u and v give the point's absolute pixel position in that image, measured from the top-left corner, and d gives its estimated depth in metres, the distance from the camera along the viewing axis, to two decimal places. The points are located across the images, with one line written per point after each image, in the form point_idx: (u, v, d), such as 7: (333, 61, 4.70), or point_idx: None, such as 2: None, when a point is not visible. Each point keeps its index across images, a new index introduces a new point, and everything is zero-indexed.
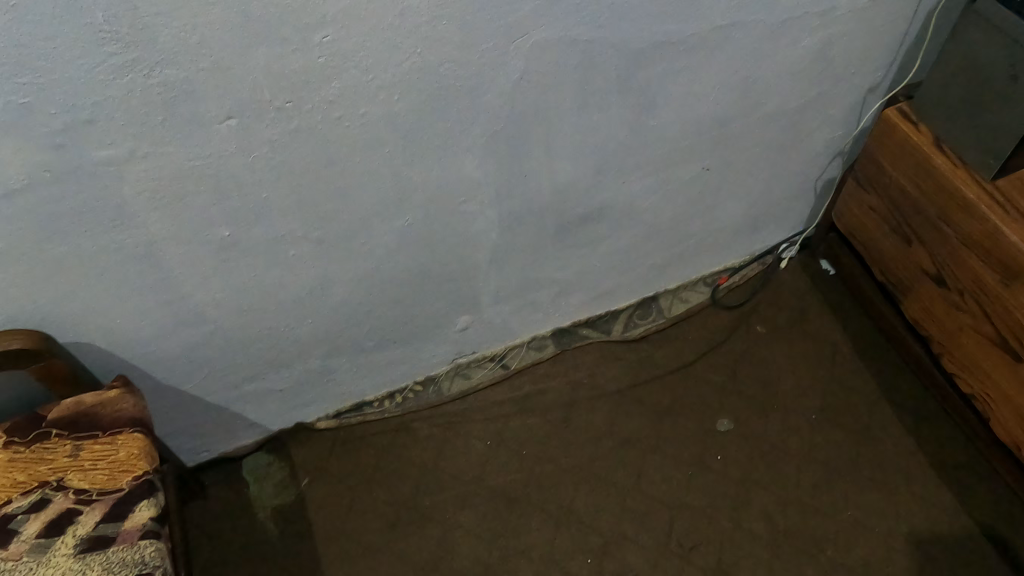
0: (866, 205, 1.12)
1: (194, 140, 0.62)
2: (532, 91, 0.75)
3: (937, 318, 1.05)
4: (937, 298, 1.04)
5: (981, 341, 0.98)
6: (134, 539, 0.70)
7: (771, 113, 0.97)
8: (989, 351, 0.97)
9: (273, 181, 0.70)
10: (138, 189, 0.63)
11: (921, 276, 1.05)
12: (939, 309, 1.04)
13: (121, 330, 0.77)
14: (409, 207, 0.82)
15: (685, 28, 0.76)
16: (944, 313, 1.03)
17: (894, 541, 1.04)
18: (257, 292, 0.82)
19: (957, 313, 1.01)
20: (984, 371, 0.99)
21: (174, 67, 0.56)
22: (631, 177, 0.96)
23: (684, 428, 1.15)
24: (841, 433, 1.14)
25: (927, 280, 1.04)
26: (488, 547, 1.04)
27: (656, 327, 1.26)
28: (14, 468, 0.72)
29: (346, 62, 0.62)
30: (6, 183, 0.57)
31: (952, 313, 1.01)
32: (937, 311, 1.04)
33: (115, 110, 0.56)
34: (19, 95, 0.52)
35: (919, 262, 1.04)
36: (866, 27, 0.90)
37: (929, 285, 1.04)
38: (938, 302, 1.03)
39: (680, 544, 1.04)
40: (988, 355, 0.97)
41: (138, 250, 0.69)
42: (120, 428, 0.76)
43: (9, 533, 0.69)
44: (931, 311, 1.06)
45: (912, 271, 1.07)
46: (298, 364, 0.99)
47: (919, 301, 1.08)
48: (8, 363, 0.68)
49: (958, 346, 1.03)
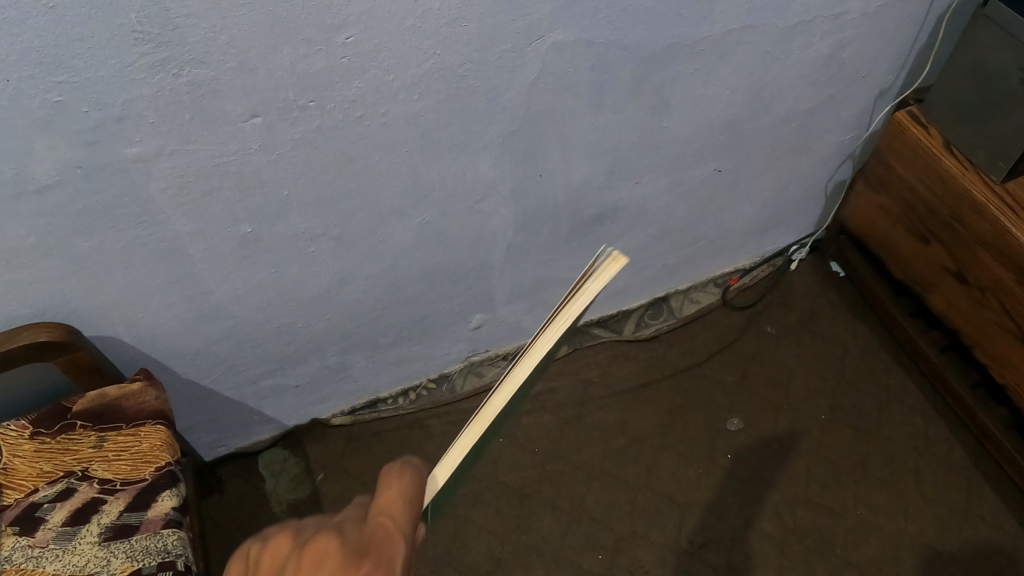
0: (876, 205, 1.14)
1: (219, 138, 0.63)
2: (548, 92, 0.76)
3: (965, 313, 1.05)
4: (962, 295, 1.04)
5: (1006, 337, 0.98)
6: (157, 529, 0.72)
7: (783, 115, 0.98)
8: (1017, 347, 0.97)
9: (295, 178, 0.71)
10: (164, 186, 0.65)
11: (944, 274, 1.06)
12: (966, 305, 1.04)
13: (144, 324, 0.79)
14: (426, 205, 0.83)
15: (698, 31, 0.78)
16: (970, 308, 1.03)
17: (903, 541, 1.05)
18: (276, 289, 0.84)
19: (982, 310, 1.01)
20: (1015, 365, 0.99)
21: (202, 66, 0.57)
22: (644, 178, 0.97)
23: (694, 427, 1.16)
24: (851, 434, 1.15)
25: (950, 277, 1.05)
26: (501, 543, 1.06)
27: (667, 327, 1.26)
28: (40, 458, 0.74)
29: (369, 61, 0.63)
30: (39, 179, 0.59)
31: (976, 310, 1.02)
32: (961, 308, 1.05)
33: (145, 109, 0.58)
34: (53, 93, 0.54)
35: (939, 260, 1.05)
36: (879, 31, 0.91)
37: (952, 282, 1.04)
38: (961, 299, 1.04)
39: (691, 541, 1.06)
40: (1014, 349, 0.98)
41: (163, 245, 0.71)
42: (143, 420, 0.78)
43: (34, 521, 0.70)
44: (958, 308, 1.06)
45: (935, 269, 1.07)
46: (315, 359, 1.00)
47: (946, 298, 1.08)
48: (35, 355, 0.70)
49: (986, 341, 1.03)
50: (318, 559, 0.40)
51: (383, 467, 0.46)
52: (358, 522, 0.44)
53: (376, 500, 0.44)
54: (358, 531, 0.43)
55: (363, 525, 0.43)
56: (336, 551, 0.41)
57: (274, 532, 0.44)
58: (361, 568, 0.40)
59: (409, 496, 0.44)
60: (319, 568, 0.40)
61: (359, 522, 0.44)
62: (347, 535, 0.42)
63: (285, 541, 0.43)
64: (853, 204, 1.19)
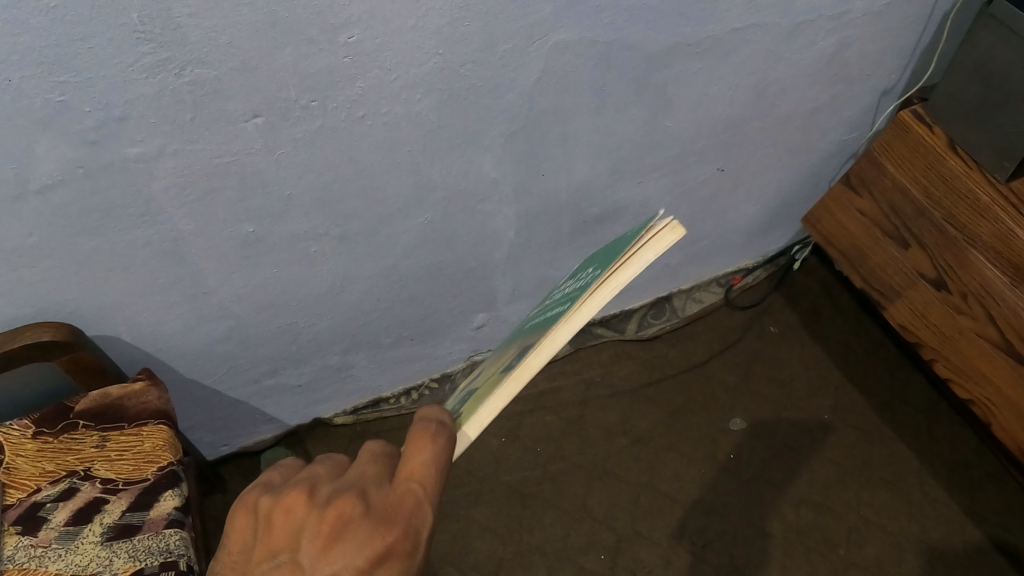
0: (855, 207, 1.14)
1: (221, 138, 0.63)
2: (551, 91, 0.76)
3: (935, 321, 1.06)
4: (937, 301, 1.05)
5: (981, 345, 1.00)
6: (159, 529, 0.72)
7: (787, 114, 0.97)
8: (991, 355, 0.98)
9: (297, 178, 0.71)
10: (166, 185, 0.65)
11: (920, 279, 1.07)
12: (938, 312, 1.05)
13: (147, 323, 0.79)
14: (428, 205, 0.83)
15: (702, 30, 0.77)
16: (945, 315, 1.04)
17: (906, 541, 1.05)
18: (278, 288, 0.84)
19: (958, 317, 1.02)
20: (984, 375, 1.01)
21: (204, 66, 0.57)
22: (646, 177, 0.97)
23: (696, 427, 1.16)
24: (854, 434, 1.15)
25: (926, 283, 1.06)
26: (503, 542, 1.06)
27: (670, 327, 1.26)
28: (43, 457, 0.74)
29: (371, 61, 0.63)
30: (41, 178, 0.59)
31: (951, 317, 1.03)
32: (933, 315, 1.06)
33: (147, 109, 0.58)
34: (55, 93, 0.53)
35: (918, 264, 1.06)
36: (883, 30, 0.90)
37: (927, 287, 1.06)
38: (935, 306, 1.05)
39: (693, 541, 1.06)
40: (991, 359, 0.99)
41: (166, 245, 0.71)
42: (146, 420, 0.79)
43: (37, 520, 0.70)
44: (929, 315, 1.07)
45: (910, 274, 1.08)
46: (317, 359, 1.00)
47: (916, 305, 1.09)
48: (39, 354, 0.70)
49: (956, 350, 1.04)
50: (341, 525, 0.40)
51: (411, 426, 0.45)
52: (380, 483, 0.44)
53: (403, 464, 0.44)
54: (383, 492, 0.43)
55: (388, 485, 0.43)
56: (361, 518, 0.41)
57: (288, 489, 0.43)
58: (389, 538, 0.40)
59: (438, 463, 0.44)
60: (341, 535, 0.40)
61: (382, 483, 0.43)
62: (371, 497, 0.42)
63: (301, 501, 0.42)
64: (826, 204, 1.19)
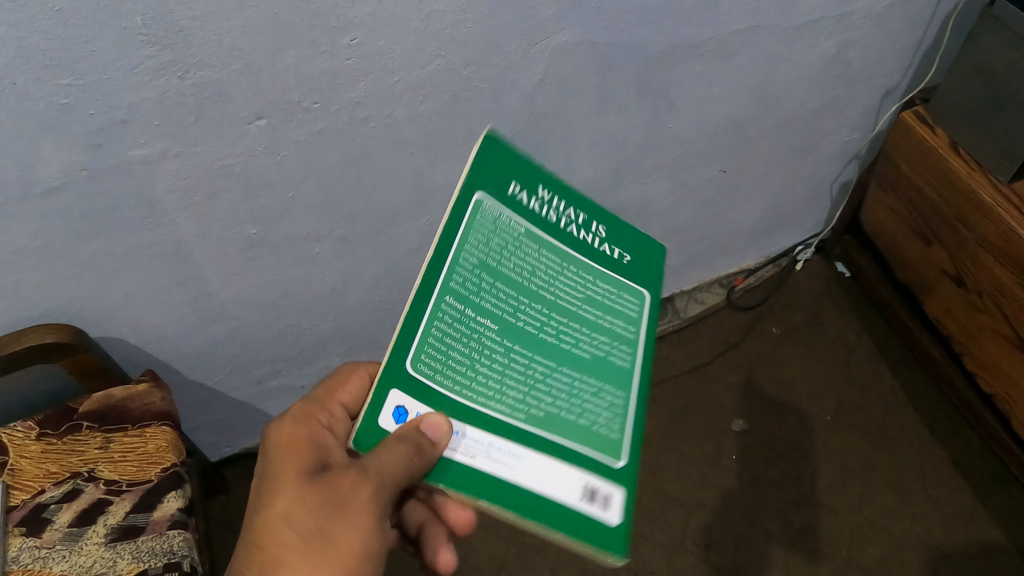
0: (885, 206, 1.14)
1: (224, 140, 0.63)
2: (553, 92, 0.76)
3: (961, 317, 1.05)
4: (959, 299, 1.04)
5: (1000, 342, 0.98)
6: (163, 530, 0.72)
7: (789, 115, 0.98)
8: (1009, 352, 0.97)
9: (299, 180, 0.71)
10: (169, 188, 0.65)
11: (942, 277, 1.06)
12: (962, 309, 1.04)
13: (149, 325, 0.79)
14: (431, 206, 0.83)
15: (703, 31, 0.77)
16: (967, 313, 1.03)
17: (910, 542, 1.05)
18: (281, 289, 0.84)
19: (979, 314, 1.01)
20: (1005, 371, 0.99)
21: (207, 68, 0.57)
22: (648, 178, 0.97)
23: (699, 428, 1.16)
24: (857, 435, 1.15)
25: (948, 281, 1.05)
26: (505, 543, 1.06)
27: (672, 328, 1.26)
28: (47, 459, 0.75)
29: (373, 63, 0.63)
30: (44, 181, 0.59)
31: (973, 314, 1.02)
32: (957, 311, 1.05)
33: (150, 112, 0.58)
34: (59, 96, 0.54)
35: (939, 263, 1.05)
36: (884, 30, 0.90)
37: (949, 285, 1.05)
38: (958, 303, 1.04)
39: (696, 542, 1.06)
40: (1009, 356, 0.97)
41: (168, 247, 0.71)
42: (149, 421, 0.78)
43: (41, 522, 0.71)
44: (955, 311, 1.06)
45: (934, 272, 1.07)
46: (320, 360, 1.00)
47: (943, 302, 1.08)
48: (43, 356, 0.70)
49: (980, 347, 1.03)
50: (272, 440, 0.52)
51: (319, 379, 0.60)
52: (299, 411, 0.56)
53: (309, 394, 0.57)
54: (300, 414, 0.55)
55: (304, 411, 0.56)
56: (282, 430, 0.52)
57: None
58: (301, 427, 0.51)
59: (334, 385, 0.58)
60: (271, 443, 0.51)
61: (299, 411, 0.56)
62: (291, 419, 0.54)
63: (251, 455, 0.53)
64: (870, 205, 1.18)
